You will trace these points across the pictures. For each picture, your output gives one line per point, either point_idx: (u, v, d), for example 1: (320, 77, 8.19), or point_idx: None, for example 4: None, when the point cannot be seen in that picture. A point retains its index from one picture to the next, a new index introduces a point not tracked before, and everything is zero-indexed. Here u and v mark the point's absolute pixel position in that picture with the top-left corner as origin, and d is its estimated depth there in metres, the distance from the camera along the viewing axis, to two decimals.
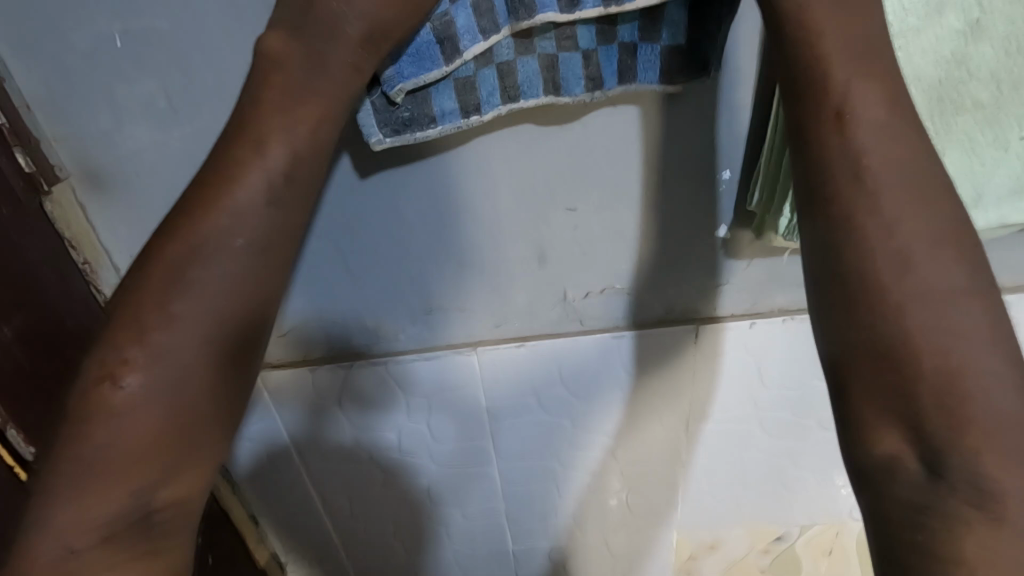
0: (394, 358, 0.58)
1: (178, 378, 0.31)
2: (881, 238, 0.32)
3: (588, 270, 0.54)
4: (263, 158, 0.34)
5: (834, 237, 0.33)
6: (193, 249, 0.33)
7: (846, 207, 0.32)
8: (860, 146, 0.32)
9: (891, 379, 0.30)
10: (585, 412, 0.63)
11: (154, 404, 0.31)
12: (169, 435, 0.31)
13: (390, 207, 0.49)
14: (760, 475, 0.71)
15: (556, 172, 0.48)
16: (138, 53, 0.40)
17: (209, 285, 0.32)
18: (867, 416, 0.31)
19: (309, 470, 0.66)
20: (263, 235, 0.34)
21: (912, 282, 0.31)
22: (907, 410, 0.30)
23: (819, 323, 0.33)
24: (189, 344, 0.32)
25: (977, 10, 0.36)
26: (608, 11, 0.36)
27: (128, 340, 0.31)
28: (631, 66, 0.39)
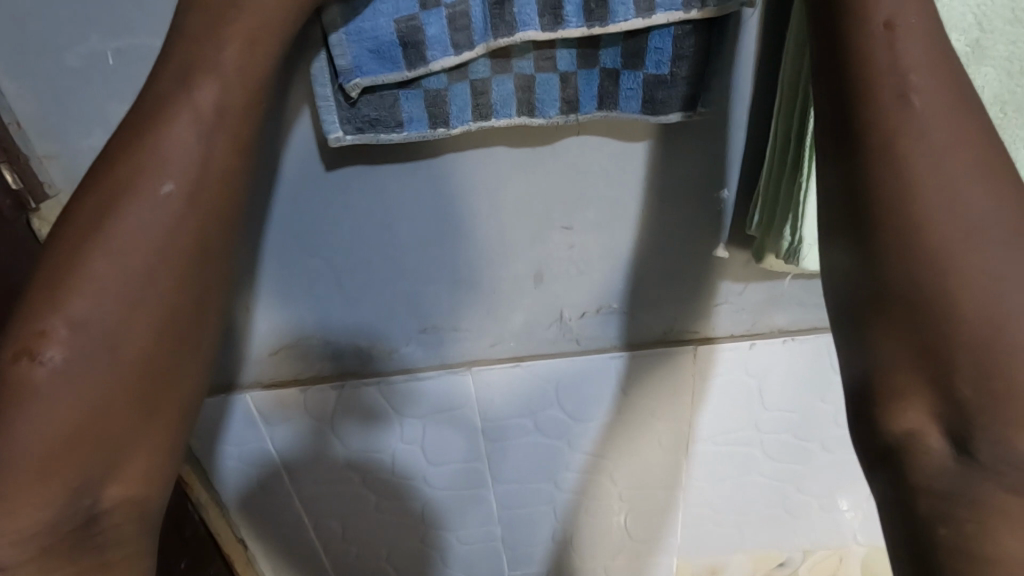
0: (388, 379, 0.57)
1: (106, 346, 0.28)
2: (921, 167, 0.27)
3: (585, 290, 0.53)
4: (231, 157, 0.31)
5: (863, 179, 0.28)
6: (123, 206, 0.28)
7: (881, 127, 0.28)
8: (903, 60, 0.28)
9: (924, 342, 0.27)
10: (583, 433, 0.62)
11: (81, 378, 0.27)
12: (102, 412, 0.28)
13: (384, 225, 0.49)
14: (763, 499, 0.69)
15: (552, 191, 0.48)
16: (131, 72, 0.40)
17: (133, 238, 0.28)
18: (893, 384, 0.27)
19: (301, 492, 0.65)
20: (193, 183, 0.30)
21: (950, 222, 0.26)
22: (940, 377, 0.27)
23: (843, 277, 0.29)
24: (112, 306, 0.28)
25: (977, 30, 0.35)
26: (591, 32, 0.36)
27: (46, 308, 0.27)
28: (612, 93, 0.39)
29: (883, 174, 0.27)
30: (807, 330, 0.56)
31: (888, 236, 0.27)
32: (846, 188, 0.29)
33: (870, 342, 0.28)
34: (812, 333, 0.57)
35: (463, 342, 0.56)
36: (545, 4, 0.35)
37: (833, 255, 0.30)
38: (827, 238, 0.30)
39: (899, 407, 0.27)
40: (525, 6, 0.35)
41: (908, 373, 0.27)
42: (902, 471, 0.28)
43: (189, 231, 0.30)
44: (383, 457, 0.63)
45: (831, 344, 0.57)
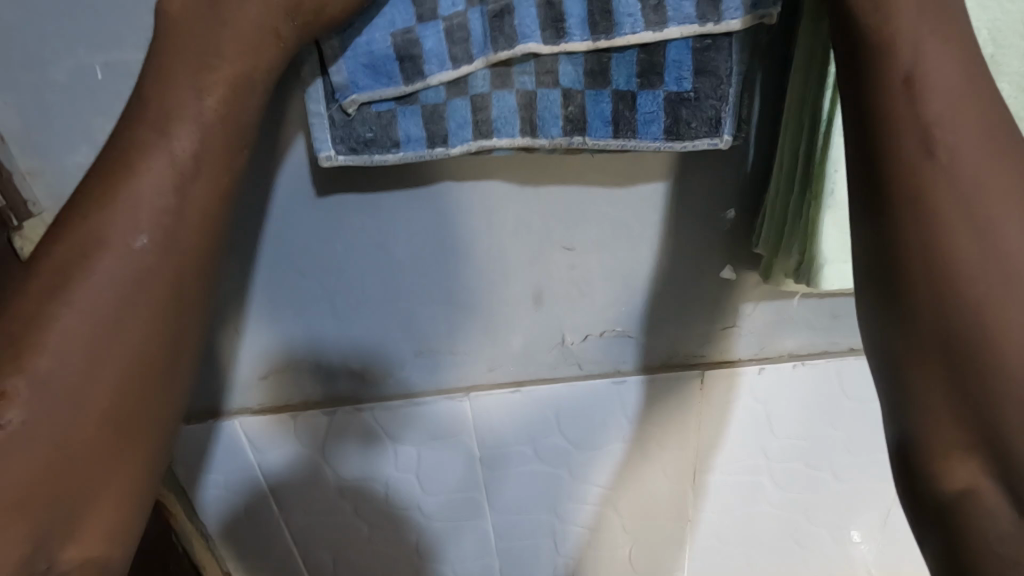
0: (383, 404, 0.55)
1: (74, 407, 0.26)
2: (959, 226, 0.28)
3: (588, 313, 0.51)
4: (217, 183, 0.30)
5: (900, 242, 0.28)
6: (86, 244, 0.27)
7: (915, 188, 0.28)
8: (932, 115, 0.28)
9: (972, 401, 0.27)
10: (585, 462, 0.60)
11: (45, 439, 0.26)
12: (66, 473, 0.26)
13: (381, 245, 0.47)
14: (772, 531, 0.67)
15: (554, 209, 0.46)
16: (119, 85, 0.39)
17: (107, 295, 0.27)
18: (942, 445, 0.28)
19: (290, 523, 0.62)
20: (168, 222, 0.28)
21: (989, 279, 0.27)
22: (988, 437, 0.27)
23: (883, 338, 0.30)
24: (80, 365, 0.26)
25: (992, 45, 0.34)
26: (597, 45, 0.35)
27: (4, 363, 0.26)
28: (628, 118, 0.38)
29: (910, 235, 0.28)
30: (817, 354, 0.55)
31: (921, 298, 0.28)
32: (876, 246, 0.29)
33: (912, 406, 0.29)
34: (822, 356, 0.55)
35: (463, 367, 0.54)
36: (546, 16, 0.34)
37: (869, 314, 0.30)
38: (863, 294, 0.31)
39: (951, 463, 0.28)
40: (526, 18, 0.34)
41: (953, 431, 0.28)
42: (958, 525, 0.29)
43: (165, 250, 0.28)
44: (378, 487, 0.60)
45: (843, 370, 0.55)
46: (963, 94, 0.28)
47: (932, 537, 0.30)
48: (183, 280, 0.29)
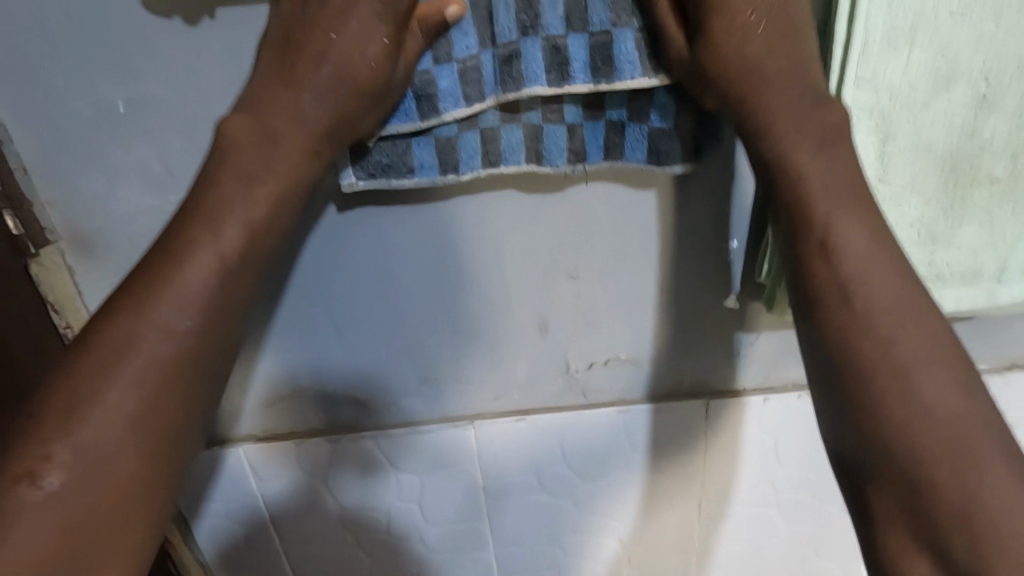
0: (385, 432, 0.55)
1: (102, 475, 0.30)
2: (865, 330, 0.31)
3: (592, 342, 0.52)
4: (224, 236, 0.34)
5: (821, 345, 0.32)
6: (135, 327, 0.32)
7: (823, 294, 0.32)
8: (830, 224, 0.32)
9: (909, 499, 0.29)
10: (589, 492, 0.59)
11: (74, 503, 0.29)
12: (79, 539, 0.29)
13: (388, 273, 0.48)
14: (780, 565, 0.65)
15: (560, 239, 0.47)
16: (136, 119, 0.40)
17: (148, 374, 0.31)
18: (893, 543, 0.29)
19: (290, 554, 0.61)
20: (208, 309, 0.33)
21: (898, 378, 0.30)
22: (933, 536, 0.28)
23: (830, 436, 0.32)
24: (114, 435, 0.30)
25: (985, 84, 0.34)
26: (597, 88, 0.36)
27: (58, 431, 0.30)
28: (618, 144, 0.39)
29: (836, 323, 0.31)
30: None
31: (856, 380, 0.30)
32: (808, 349, 0.33)
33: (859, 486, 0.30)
34: None
35: (466, 398, 0.54)
36: (552, 59, 0.35)
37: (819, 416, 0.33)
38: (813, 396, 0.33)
39: (897, 547, 0.29)
40: (533, 61, 0.35)
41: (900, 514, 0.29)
42: None
43: (200, 328, 0.33)
44: (378, 516, 0.59)
45: None
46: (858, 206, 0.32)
47: None
48: (203, 341, 0.33)
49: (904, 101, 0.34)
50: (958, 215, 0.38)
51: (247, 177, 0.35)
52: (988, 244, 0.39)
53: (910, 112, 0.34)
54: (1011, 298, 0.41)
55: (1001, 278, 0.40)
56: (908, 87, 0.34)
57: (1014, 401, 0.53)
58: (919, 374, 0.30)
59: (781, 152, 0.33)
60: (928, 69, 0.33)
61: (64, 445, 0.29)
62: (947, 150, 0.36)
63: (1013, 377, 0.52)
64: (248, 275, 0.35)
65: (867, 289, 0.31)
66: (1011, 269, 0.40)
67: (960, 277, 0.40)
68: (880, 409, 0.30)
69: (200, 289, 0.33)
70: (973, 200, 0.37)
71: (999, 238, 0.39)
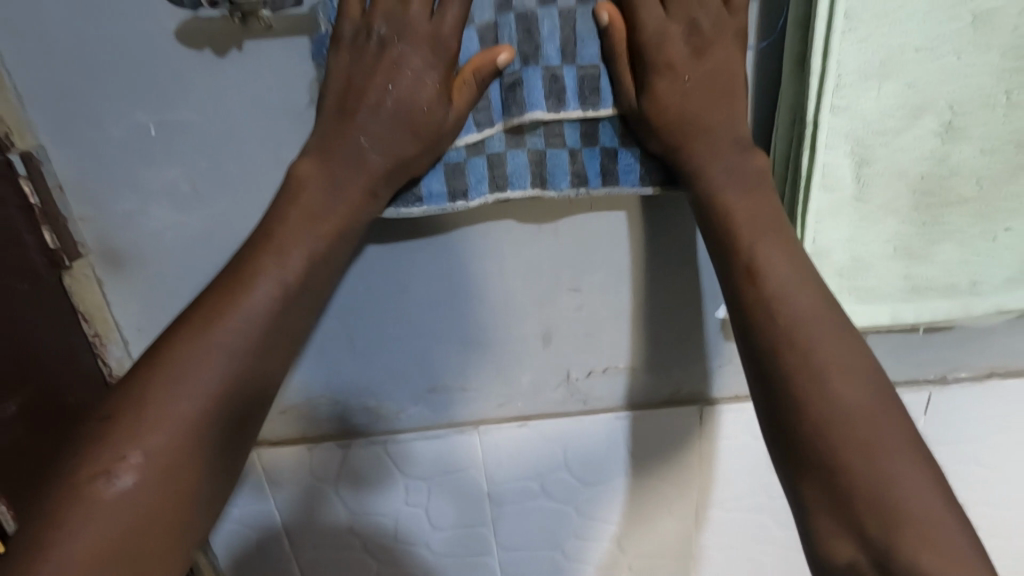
0: (393, 438, 0.57)
1: (168, 472, 0.33)
2: (795, 341, 0.36)
3: (591, 351, 0.54)
4: (281, 263, 0.38)
5: (760, 355, 0.37)
6: (200, 341, 0.36)
7: (759, 311, 0.37)
8: (762, 253, 0.38)
9: (831, 485, 0.34)
10: (589, 497, 0.61)
11: (143, 497, 0.33)
12: (144, 528, 0.33)
13: (400, 286, 0.51)
14: (775, 570, 0.67)
15: (562, 254, 0.50)
16: (168, 141, 0.43)
17: (208, 383, 0.35)
18: (822, 525, 0.34)
19: (299, 558, 0.63)
20: (260, 326, 0.37)
21: (819, 381, 0.35)
22: (851, 515, 0.33)
23: (769, 435, 0.37)
24: (177, 437, 0.34)
25: (950, 113, 0.37)
26: (585, 114, 0.40)
27: (131, 435, 0.33)
28: (613, 169, 0.42)
29: (774, 339, 0.36)
30: None
31: (791, 393, 0.35)
32: (749, 359, 0.38)
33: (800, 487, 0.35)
34: None
35: (474, 405, 0.57)
36: (550, 88, 0.39)
37: (760, 419, 0.38)
38: (756, 402, 0.38)
39: (831, 534, 0.34)
40: (534, 88, 0.38)
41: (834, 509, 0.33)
42: None
43: (255, 344, 0.37)
44: (387, 521, 0.61)
45: None
46: (787, 239, 0.38)
47: None
48: (263, 355, 0.38)
49: (877, 128, 0.37)
50: (930, 232, 0.41)
51: (310, 215, 0.39)
52: (959, 258, 0.42)
53: (885, 138, 0.37)
54: (982, 309, 0.44)
55: (972, 291, 0.43)
56: (881, 116, 0.37)
57: (994, 407, 0.56)
58: (843, 383, 0.35)
59: (739, 195, 0.39)
60: (898, 99, 0.36)
61: (137, 451, 0.33)
62: (920, 173, 0.39)
63: (992, 384, 0.55)
64: (275, 286, 0.38)
65: (795, 313, 0.37)
66: (981, 283, 0.43)
67: (935, 289, 0.43)
68: (808, 417, 0.35)
69: (261, 309, 0.37)
70: (943, 219, 0.40)
71: (973, 257, 0.42)
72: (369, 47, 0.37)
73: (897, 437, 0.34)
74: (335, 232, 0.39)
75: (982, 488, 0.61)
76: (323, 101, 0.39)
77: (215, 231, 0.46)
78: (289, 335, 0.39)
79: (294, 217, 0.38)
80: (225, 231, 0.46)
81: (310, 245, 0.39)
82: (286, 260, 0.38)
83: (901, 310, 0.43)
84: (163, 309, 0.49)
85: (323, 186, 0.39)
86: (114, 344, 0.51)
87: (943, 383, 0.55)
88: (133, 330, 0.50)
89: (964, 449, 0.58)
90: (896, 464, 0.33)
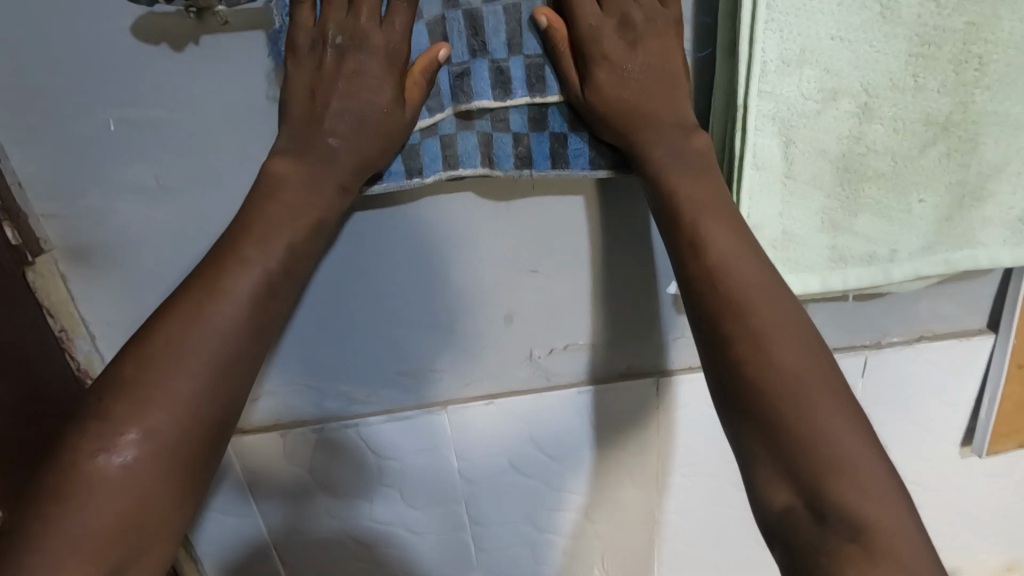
0: (365, 421, 0.59)
1: (166, 450, 0.35)
2: (741, 306, 0.39)
3: (552, 330, 0.57)
4: (265, 252, 0.39)
5: (709, 320, 0.40)
6: (188, 325, 0.37)
7: (707, 280, 0.40)
8: (711, 227, 0.40)
9: (771, 438, 0.37)
10: (555, 468, 0.64)
11: (141, 475, 0.34)
12: (139, 504, 0.34)
13: (366, 273, 0.53)
14: (733, 531, 0.71)
15: (520, 237, 0.52)
16: (130, 137, 0.44)
17: (200, 368, 0.37)
18: (763, 474, 0.37)
19: (277, 542, 0.64)
20: (245, 311, 0.38)
21: (762, 342, 0.38)
22: (788, 464, 0.36)
23: (716, 395, 0.40)
24: (170, 417, 0.36)
25: (864, 96, 0.41)
26: (532, 101, 0.43)
27: (128, 416, 0.35)
28: (562, 153, 0.44)
29: (722, 305, 0.39)
30: None
31: (741, 364, 0.38)
32: (698, 325, 0.41)
33: (744, 443, 0.38)
34: None
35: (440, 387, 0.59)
36: (495, 79, 0.42)
37: (709, 381, 0.41)
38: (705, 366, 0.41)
39: (771, 482, 0.37)
40: (480, 80, 0.42)
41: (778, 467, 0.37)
42: (791, 541, 0.36)
43: (242, 328, 0.38)
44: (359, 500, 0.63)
45: None
46: (732, 214, 0.41)
47: (777, 556, 0.37)
48: (252, 341, 0.39)
49: (801, 110, 0.41)
50: (851, 205, 0.45)
51: (291, 208, 0.40)
52: (879, 229, 0.46)
53: (808, 119, 0.41)
54: (902, 276, 0.48)
55: (892, 259, 0.47)
56: (804, 99, 0.40)
57: (924, 367, 0.61)
58: (791, 361, 0.38)
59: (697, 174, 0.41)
60: (818, 84, 0.40)
61: (136, 429, 0.35)
62: (840, 151, 0.42)
63: (922, 346, 0.60)
64: (257, 273, 0.39)
65: (741, 289, 0.39)
66: (899, 252, 0.47)
67: (859, 258, 0.47)
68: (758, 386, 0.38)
69: (244, 294, 0.38)
70: (863, 193, 0.44)
71: (890, 227, 0.46)
72: (323, 47, 0.39)
73: (830, 392, 0.37)
74: (300, 222, 0.41)
75: (916, 443, 0.66)
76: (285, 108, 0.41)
77: (180, 224, 0.47)
78: (274, 318, 0.41)
79: (271, 206, 0.40)
80: (191, 224, 0.47)
81: (290, 235, 0.40)
82: (259, 245, 0.39)
83: (828, 277, 0.47)
84: (131, 303, 0.50)
85: (293, 180, 0.40)
86: (82, 338, 0.51)
87: (878, 347, 0.60)
88: (101, 324, 0.51)
89: (899, 407, 0.63)
90: (829, 417, 0.36)
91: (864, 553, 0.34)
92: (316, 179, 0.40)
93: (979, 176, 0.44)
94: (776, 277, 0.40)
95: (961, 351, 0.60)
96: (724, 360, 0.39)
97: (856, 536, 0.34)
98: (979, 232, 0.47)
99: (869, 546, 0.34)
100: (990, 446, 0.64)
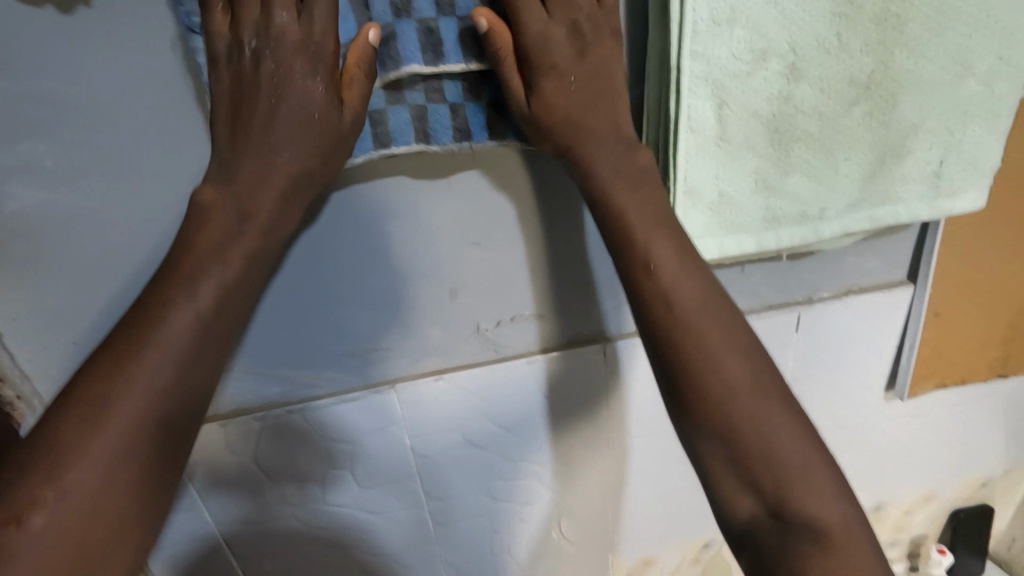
0: (311, 405, 0.57)
1: (87, 513, 0.34)
2: (688, 329, 0.40)
3: (499, 301, 0.56)
4: (194, 293, 0.37)
5: (659, 344, 0.40)
6: (116, 381, 0.35)
7: (655, 303, 0.40)
8: (654, 246, 0.41)
9: (730, 454, 0.38)
10: (509, 439, 0.64)
11: (54, 539, 0.33)
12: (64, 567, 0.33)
13: (299, 251, 0.50)
14: (683, 485, 0.74)
15: (460, 209, 0.51)
16: (21, 113, 0.40)
17: (125, 422, 0.35)
18: (726, 489, 0.38)
19: (227, 534, 0.62)
20: (178, 359, 0.37)
21: (708, 361, 0.39)
22: (747, 476, 0.38)
23: (674, 416, 0.41)
24: (94, 475, 0.34)
25: (792, 56, 0.41)
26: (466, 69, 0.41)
27: (43, 479, 0.33)
28: (499, 124, 0.43)
29: (670, 327, 0.40)
30: None
31: (691, 373, 0.39)
32: (651, 348, 0.41)
33: (704, 461, 0.39)
34: None
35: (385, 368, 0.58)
36: (426, 42, 0.39)
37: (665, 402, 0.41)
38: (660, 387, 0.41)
39: (733, 495, 0.38)
40: (408, 43, 0.39)
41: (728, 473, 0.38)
42: (757, 549, 0.38)
43: (173, 378, 0.37)
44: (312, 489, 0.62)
45: None
46: (674, 230, 0.42)
47: (745, 563, 0.39)
48: (185, 390, 0.37)
49: (733, 71, 0.41)
50: (782, 166, 0.46)
51: (219, 244, 0.38)
52: (809, 189, 0.47)
53: (739, 81, 0.41)
54: (831, 233, 0.49)
55: (822, 217, 0.49)
56: (735, 59, 0.40)
57: (852, 319, 0.64)
58: (734, 362, 0.39)
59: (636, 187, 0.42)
60: (748, 44, 0.40)
61: (50, 492, 0.33)
62: (771, 112, 0.43)
63: (849, 300, 0.63)
64: (190, 318, 0.37)
65: (689, 309, 0.40)
66: (828, 209, 0.48)
67: (791, 217, 0.48)
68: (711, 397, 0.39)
69: (175, 343, 0.37)
70: (792, 153, 0.45)
71: (819, 186, 0.47)
72: (244, 28, 0.37)
73: (775, 400, 0.39)
74: (241, 226, 0.39)
75: (846, 391, 0.70)
76: (214, 122, 0.39)
77: (89, 207, 0.44)
78: (212, 362, 0.39)
79: (200, 243, 0.38)
80: (102, 206, 0.44)
81: (224, 270, 0.38)
82: (192, 286, 0.38)
83: (763, 238, 0.48)
84: (37, 296, 0.46)
85: (226, 209, 0.39)
86: None
87: (809, 303, 0.62)
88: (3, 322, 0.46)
89: (830, 359, 0.66)
90: (777, 425, 0.38)
91: (825, 551, 0.36)
92: (250, 205, 0.39)
93: (897, 133, 0.47)
94: (718, 290, 0.42)
95: (884, 302, 0.64)
96: (674, 365, 0.40)
97: (814, 536, 0.36)
98: (901, 187, 0.49)
99: (829, 544, 0.36)
100: (910, 388, 0.69)
